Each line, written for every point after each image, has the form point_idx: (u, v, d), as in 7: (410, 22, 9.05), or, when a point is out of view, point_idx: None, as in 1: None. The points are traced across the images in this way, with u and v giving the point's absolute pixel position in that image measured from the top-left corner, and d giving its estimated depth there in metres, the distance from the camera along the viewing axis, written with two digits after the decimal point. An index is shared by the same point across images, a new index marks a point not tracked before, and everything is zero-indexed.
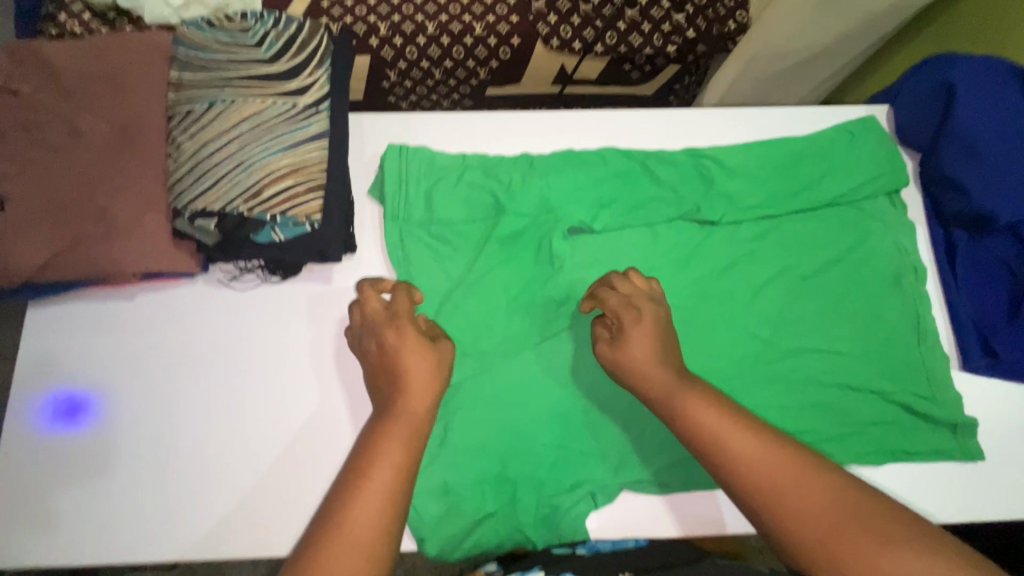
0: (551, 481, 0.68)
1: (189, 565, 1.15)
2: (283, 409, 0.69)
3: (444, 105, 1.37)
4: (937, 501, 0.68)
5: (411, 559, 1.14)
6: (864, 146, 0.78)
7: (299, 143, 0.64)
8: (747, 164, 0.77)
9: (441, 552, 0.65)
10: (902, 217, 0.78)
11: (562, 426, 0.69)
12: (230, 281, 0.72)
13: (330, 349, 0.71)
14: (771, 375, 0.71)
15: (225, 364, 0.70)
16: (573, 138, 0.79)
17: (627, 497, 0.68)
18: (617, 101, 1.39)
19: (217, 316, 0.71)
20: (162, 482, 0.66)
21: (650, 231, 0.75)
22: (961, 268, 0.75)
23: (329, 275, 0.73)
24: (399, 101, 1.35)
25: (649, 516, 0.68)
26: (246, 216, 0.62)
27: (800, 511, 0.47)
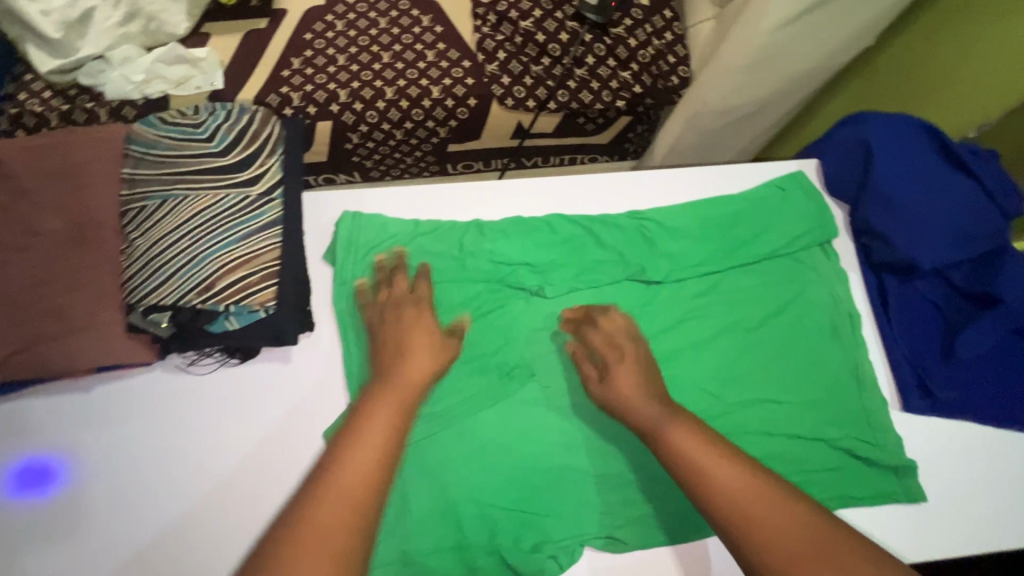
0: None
1: None
2: (245, 495, 0.68)
3: (407, 161, 1.41)
4: (904, 542, 0.72)
5: None
6: (795, 201, 0.84)
7: (252, 233, 0.66)
8: (687, 224, 0.82)
9: None
10: (835, 266, 0.82)
11: (524, 490, 0.69)
12: (189, 365, 0.72)
13: (292, 428, 0.71)
14: (724, 427, 0.74)
15: (184, 452, 0.69)
16: (522, 204, 0.83)
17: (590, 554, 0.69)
18: (574, 151, 1.45)
19: (174, 402, 0.71)
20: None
21: (599, 290, 0.80)
22: (895, 310, 0.80)
23: (288, 354, 0.74)
24: (363, 160, 1.38)
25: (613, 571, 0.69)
26: (200, 308, 0.63)
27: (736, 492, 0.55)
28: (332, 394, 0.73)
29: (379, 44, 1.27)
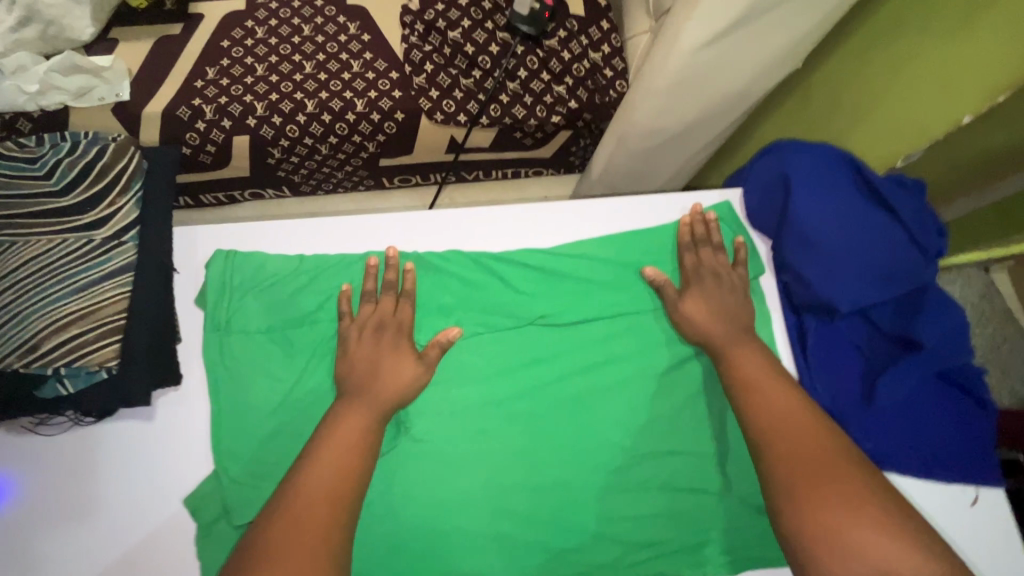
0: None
1: None
2: (102, 568, 0.63)
3: (337, 177, 1.34)
4: None
5: None
6: (716, 236, 0.79)
7: (92, 284, 0.59)
8: (597, 261, 0.77)
9: None
10: (756, 309, 0.78)
11: (407, 558, 0.66)
12: (37, 426, 0.65)
13: (155, 495, 0.65)
14: (623, 484, 0.70)
15: (34, 521, 0.64)
16: (420, 239, 0.77)
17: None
18: (517, 166, 1.38)
19: (22, 466, 0.65)
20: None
21: (496, 334, 0.74)
22: (813, 353, 0.75)
23: (150, 410, 0.67)
24: (290, 176, 1.30)
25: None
26: (24, 372, 0.56)
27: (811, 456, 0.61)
28: (197, 453, 0.67)
29: (301, 52, 1.20)
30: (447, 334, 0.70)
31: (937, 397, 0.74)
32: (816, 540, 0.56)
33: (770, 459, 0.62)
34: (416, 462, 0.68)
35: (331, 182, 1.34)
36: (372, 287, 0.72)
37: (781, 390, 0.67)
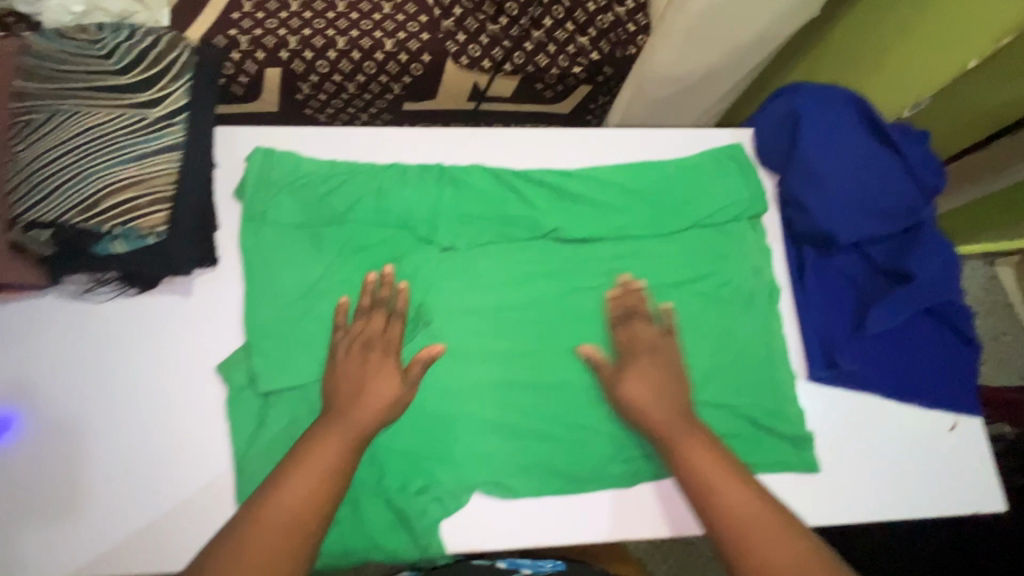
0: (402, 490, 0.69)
1: None
2: (139, 425, 0.69)
3: (362, 118, 1.38)
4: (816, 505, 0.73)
5: None
6: (725, 170, 0.83)
7: (146, 156, 0.64)
8: (612, 184, 0.81)
9: None
10: (760, 240, 0.82)
11: (417, 434, 0.70)
12: (85, 292, 0.70)
13: (191, 364, 0.71)
14: None
15: (77, 379, 0.69)
16: (446, 154, 0.82)
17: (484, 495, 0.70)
18: (537, 119, 1.41)
19: (68, 330, 0.70)
20: (19, 495, 0.67)
21: (512, 245, 0.79)
22: (810, 280, 0.79)
23: (188, 287, 0.72)
24: (317, 113, 1.35)
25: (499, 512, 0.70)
26: (81, 228, 0.61)
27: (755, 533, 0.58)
28: (229, 328, 0.72)
29: None
30: (429, 351, 0.68)
31: (923, 332, 0.78)
32: None
33: (723, 525, 0.59)
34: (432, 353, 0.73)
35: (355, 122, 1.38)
36: (367, 302, 0.71)
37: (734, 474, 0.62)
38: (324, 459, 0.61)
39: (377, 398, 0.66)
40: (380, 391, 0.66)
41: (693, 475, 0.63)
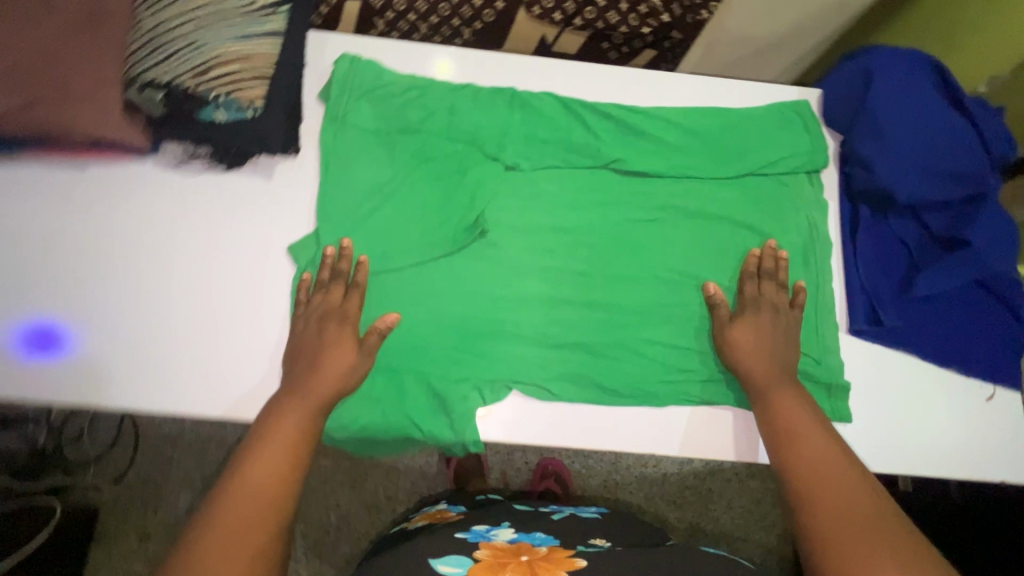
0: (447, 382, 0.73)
1: (134, 481, 1.34)
2: (214, 290, 0.75)
3: None
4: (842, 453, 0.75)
5: (345, 503, 1.33)
6: (790, 125, 0.84)
7: (253, 35, 0.69)
8: (677, 126, 0.83)
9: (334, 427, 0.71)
10: (817, 195, 0.83)
11: (464, 331, 0.74)
12: (179, 163, 0.77)
13: (266, 242, 0.76)
14: (668, 317, 0.77)
15: (163, 242, 0.75)
16: (520, 79, 0.85)
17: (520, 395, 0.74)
18: None
19: (160, 196, 0.77)
20: (101, 339, 0.72)
21: (573, 171, 0.81)
22: (862, 238, 0.80)
23: (270, 171, 0.78)
24: None
25: (532, 412, 0.74)
26: (190, 91, 0.66)
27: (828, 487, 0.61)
28: (302, 214, 0.77)
29: None
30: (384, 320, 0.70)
31: (972, 303, 0.78)
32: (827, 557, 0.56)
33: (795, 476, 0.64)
34: (487, 261, 0.76)
35: None
36: (325, 276, 0.72)
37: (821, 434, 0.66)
38: (286, 433, 0.64)
39: (330, 373, 0.67)
40: (328, 367, 0.68)
41: (776, 423, 0.68)
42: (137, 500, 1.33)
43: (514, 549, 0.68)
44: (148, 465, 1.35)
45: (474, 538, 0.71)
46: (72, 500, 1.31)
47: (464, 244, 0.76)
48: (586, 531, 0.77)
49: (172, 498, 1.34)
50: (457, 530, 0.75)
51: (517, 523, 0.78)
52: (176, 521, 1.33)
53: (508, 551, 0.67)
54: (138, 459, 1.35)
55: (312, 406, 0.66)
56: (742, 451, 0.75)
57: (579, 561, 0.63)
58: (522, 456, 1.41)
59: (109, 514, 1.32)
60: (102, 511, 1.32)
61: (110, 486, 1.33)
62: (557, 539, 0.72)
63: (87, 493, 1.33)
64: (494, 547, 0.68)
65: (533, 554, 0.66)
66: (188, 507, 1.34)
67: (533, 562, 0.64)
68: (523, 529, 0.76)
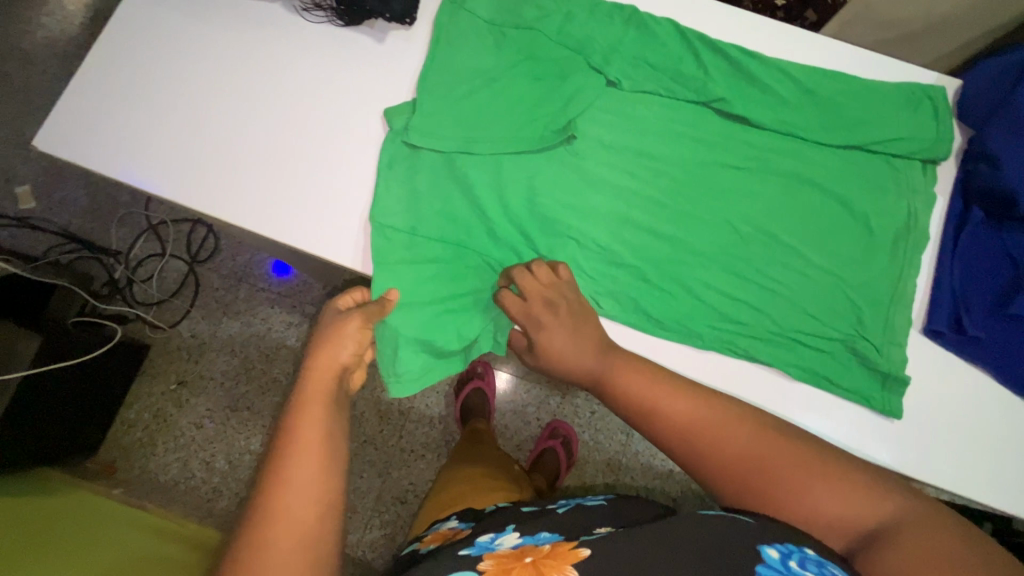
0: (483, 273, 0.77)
1: (182, 332, 1.45)
2: (306, 133, 0.79)
3: None
4: (883, 448, 0.70)
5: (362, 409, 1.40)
6: (915, 108, 0.78)
7: None
8: (792, 81, 0.79)
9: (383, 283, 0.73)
10: (928, 186, 0.77)
11: (527, 229, 0.75)
12: (303, 11, 0.81)
13: (362, 101, 0.80)
14: (731, 267, 0.74)
15: (272, 79, 0.80)
16: (641, 3, 0.83)
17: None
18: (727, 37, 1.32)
19: (280, 37, 0.81)
20: (202, 151, 0.78)
21: (673, 103, 0.79)
22: (965, 240, 0.74)
23: (383, 36, 0.81)
24: None
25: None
26: None
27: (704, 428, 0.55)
28: (402, 84, 0.80)
29: None
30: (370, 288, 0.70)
31: None
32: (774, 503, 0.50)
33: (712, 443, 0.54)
34: (565, 168, 0.76)
35: None
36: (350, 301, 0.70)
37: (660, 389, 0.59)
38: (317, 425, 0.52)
39: (332, 363, 0.59)
40: (345, 355, 0.60)
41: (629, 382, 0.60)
42: (183, 349, 1.45)
43: (517, 552, 0.50)
44: (198, 322, 1.45)
45: (476, 553, 0.52)
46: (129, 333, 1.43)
47: (546, 147, 0.76)
48: (588, 514, 0.61)
49: (212, 358, 1.44)
50: (459, 545, 0.55)
51: (525, 522, 0.60)
52: (210, 378, 1.43)
53: (510, 555, 0.49)
54: (192, 314, 1.45)
55: (323, 388, 0.55)
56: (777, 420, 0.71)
57: (585, 552, 0.47)
58: (535, 412, 1.42)
59: (158, 353, 1.44)
60: (152, 349, 1.44)
61: (161, 330, 1.45)
62: (562, 534, 0.56)
63: (142, 330, 1.44)
64: (498, 556, 0.50)
65: (538, 553, 0.49)
66: (224, 370, 1.44)
67: (538, 564, 0.47)
68: (526, 530, 0.58)
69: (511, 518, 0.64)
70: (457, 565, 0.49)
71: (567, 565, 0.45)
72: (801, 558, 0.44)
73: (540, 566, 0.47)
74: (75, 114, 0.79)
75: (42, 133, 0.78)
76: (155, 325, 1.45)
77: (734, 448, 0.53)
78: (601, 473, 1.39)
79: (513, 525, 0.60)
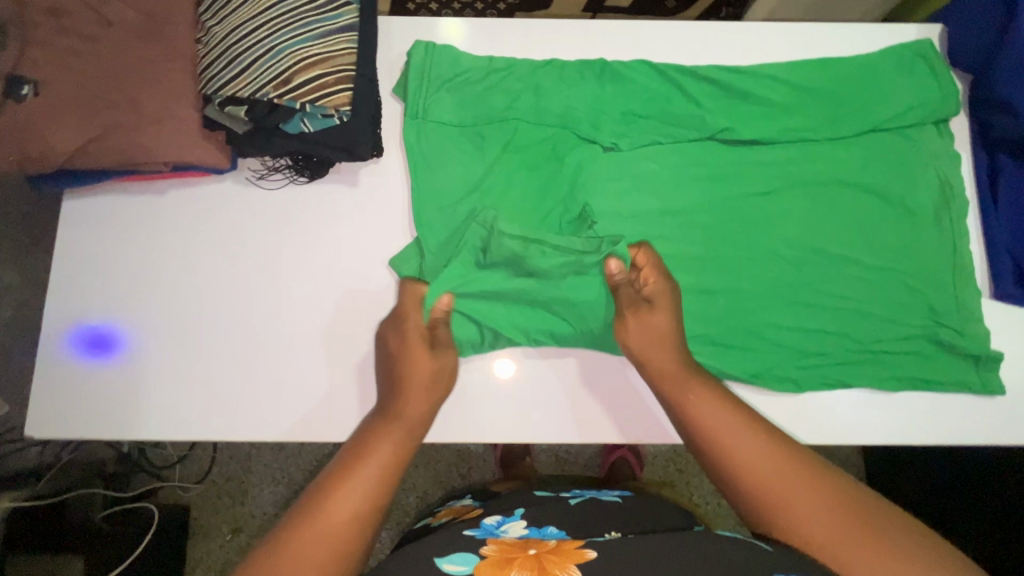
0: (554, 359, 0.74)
1: (216, 480, 1.23)
2: (311, 308, 0.72)
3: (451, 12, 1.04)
4: (995, 426, 0.70)
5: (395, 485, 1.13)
6: (915, 71, 0.74)
7: (329, 33, 0.64)
8: (786, 84, 0.74)
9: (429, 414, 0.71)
10: (948, 147, 0.75)
11: (579, 331, 0.71)
12: (258, 179, 0.73)
13: (358, 255, 0.73)
14: (792, 297, 0.72)
15: (251, 262, 0.72)
16: (604, 50, 0.78)
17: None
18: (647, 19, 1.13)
19: (243, 215, 0.73)
20: (210, 370, 0.70)
21: (675, 146, 0.75)
22: (1004, 191, 0.73)
23: (355, 178, 0.74)
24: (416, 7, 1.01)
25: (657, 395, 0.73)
26: (276, 103, 0.63)
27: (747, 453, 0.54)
28: (397, 225, 0.73)
29: None
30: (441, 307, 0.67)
31: None
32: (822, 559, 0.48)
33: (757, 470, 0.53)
34: None
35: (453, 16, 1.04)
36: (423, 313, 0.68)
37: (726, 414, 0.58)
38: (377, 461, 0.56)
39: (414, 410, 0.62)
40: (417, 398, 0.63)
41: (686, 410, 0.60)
42: (224, 494, 1.22)
43: (521, 544, 0.50)
44: (226, 473, 1.23)
45: (481, 535, 0.54)
46: (161, 500, 1.21)
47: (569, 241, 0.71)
48: (606, 513, 0.60)
49: (257, 492, 1.22)
50: (465, 528, 0.57)
51: (531, 508, 0.60)
52: (263, 517, 1.22)
53: (515, 545, 0.50)
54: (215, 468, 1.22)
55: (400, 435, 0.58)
56: (886, 434, 0.71)
57: (590, 552, 0.46)
58: None
59: (201, 510, 1.22)
60: (192, 508, 1.22)
61: (195, 485, 1.22)
62: (569, 529, 0.55)
63: (175, 491, 1.22)
64: (502, 542, 0.51)
65: (542, 546, 0.49)
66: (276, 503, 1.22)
67: (541, 556, 0.47)
68: (534, 519, 0.57)
69: (518, 501, 0.63)
70: (462, 544, 0.51)
71: (572, 563, 0.45)
72: None
73: (543, 560, 0.46)
74: (55, 379, 0.70)
75: (31, 417, 0.70)
76: (187, 482, 1.22)
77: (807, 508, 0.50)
78: (677, 464, 1.15)
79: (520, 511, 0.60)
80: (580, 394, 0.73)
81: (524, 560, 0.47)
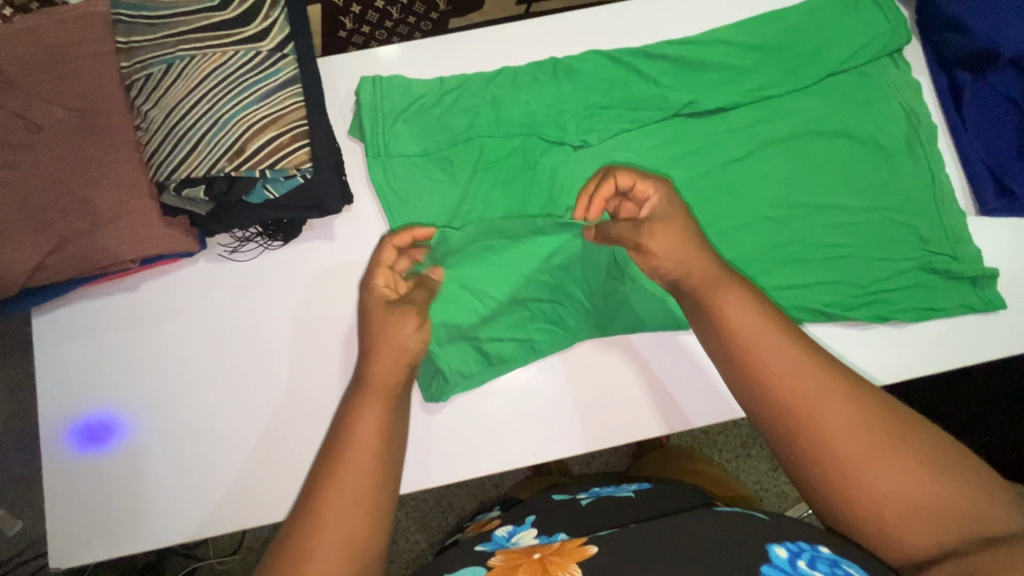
0: (571, 360, 0.71)
1: (252, 546, 1.12)
2: (310, 374, 0.69)
3: (382, 39, 0.96)
4: (1002, 338, 0.71)
5: (421, 501, 1.12)
6: (862, 7, 0.74)
7: (272, 92, 0.62)
8: (740, 45, 0.73)
9: (445, 447, 0.69)
10: (906, 76, 0.75)
11: (587, 334, 0.70)
12: (231, 253, 0.70)
13: (347, 308, 0.70)
14: (788, 256, 0.72)
15: (240, 339, 0.70)
16: (553, 46, 0.76)
17: (688, 367, 0.71)
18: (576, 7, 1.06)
19: (221, 294, 0.70)
20: (223, 457, 0.68)
21: (643, 129, 0.74)
22: (969, 107, 0.74)
23: (330, 230, 0.71)
24: (351, 38, 0.94)
25: (675, 387, 0.71)
26: (234, 176, 0.61)
27: (790, 383, 0.46)
28: None
29: None
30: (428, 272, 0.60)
31: None
32: (868, 500, 0.44)
33: (799, 403, 0.46)
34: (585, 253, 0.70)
35: (391, 42, 0.97)
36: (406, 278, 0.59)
37: (777, 349, 0.48)
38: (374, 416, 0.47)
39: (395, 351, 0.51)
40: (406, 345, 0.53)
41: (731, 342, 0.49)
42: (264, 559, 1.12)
43: (527, 549, 0.49)
44: (261, 538, 1.13)
45: (493, 548, 0.53)
46: None
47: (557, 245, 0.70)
48: (616, 506, 0.59)
49: None
50: (476, 542, 0.56)
51: (543, 514, 0.59)
52: None
53: (521, 551, 0.49)
54: (247, 537, 1.12)
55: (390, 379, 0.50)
56: (898, 369, 0.71)
57: (591, 548, 0.46)
58: None
59: None
60: None
61: (230, 556, 1.12)
62: (574, 530, 0.54)
63: (213, 567, 1.12)
64: (508, 550, 0.50)
65: (546, 549, 0.48)
66: None
67: (545, 559, 0.46)
68: (545, 526, 0.56)
69: (531, 508, 0.62)
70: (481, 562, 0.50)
71: (573, 562, 0.45)
72: (811, 556, 0.41)
73: (546, 563, 0.46)
74: (69, 506, 0.67)
75: (51, 549, 0.67)
76: (221, 555, 1.12)
77: (836, 410, 0.45)
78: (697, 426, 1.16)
79: (531, 516, 0.60)
80: (600, 387, 0.71)
81: (529, 566, 0.46)
